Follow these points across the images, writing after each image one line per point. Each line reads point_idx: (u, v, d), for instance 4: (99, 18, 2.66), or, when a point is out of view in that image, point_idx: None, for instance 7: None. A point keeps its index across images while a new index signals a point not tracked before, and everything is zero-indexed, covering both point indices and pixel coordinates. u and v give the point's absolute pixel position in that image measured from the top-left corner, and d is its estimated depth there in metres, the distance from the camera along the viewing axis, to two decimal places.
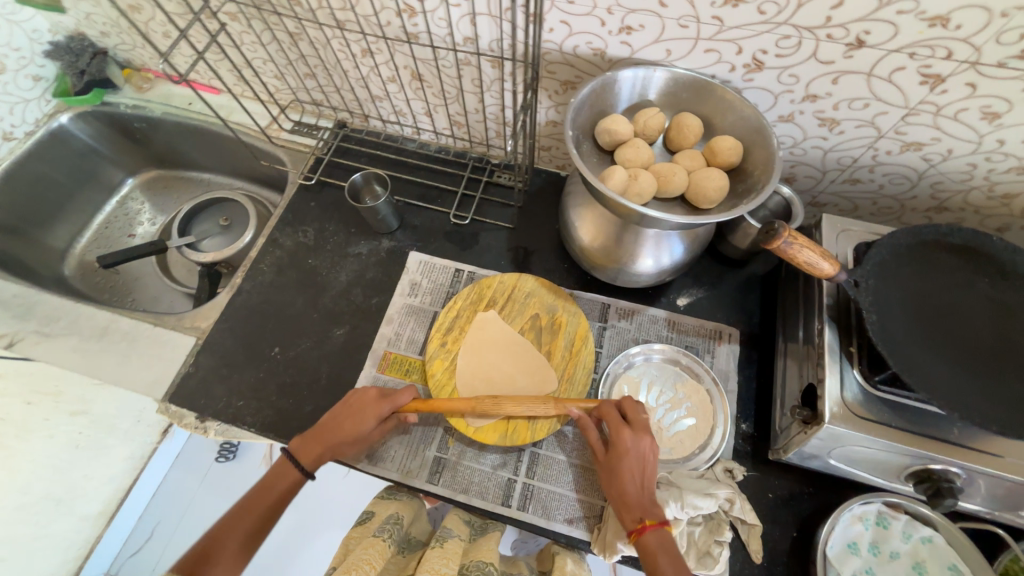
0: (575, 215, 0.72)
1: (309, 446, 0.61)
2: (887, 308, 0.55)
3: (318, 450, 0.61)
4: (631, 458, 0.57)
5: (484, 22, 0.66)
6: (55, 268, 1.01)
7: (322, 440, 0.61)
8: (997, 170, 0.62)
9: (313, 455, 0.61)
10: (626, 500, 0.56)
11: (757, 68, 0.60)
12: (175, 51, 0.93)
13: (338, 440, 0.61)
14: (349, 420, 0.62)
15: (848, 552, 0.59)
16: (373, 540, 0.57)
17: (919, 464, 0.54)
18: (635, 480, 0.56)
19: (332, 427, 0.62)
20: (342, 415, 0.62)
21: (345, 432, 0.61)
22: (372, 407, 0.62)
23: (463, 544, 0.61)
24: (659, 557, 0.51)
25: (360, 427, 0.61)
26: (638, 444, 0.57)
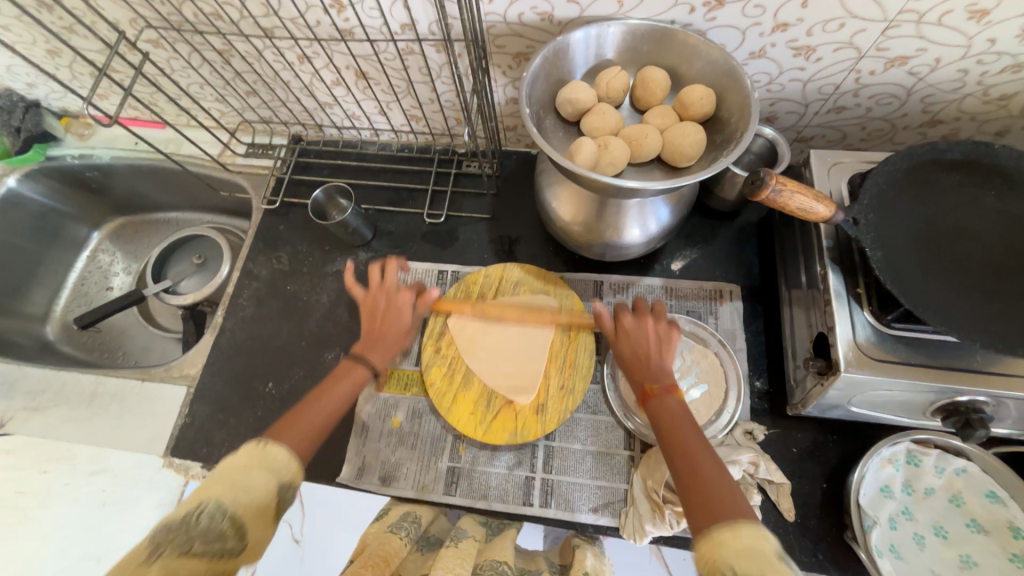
0: (550, 194, 0.68)
1: (368, 346, 0.58)
2: (891, 241, 0.52)
3: (382, 348, 0.58)
4: (642, 333, 0.56)
5: (418, 3, 0.61)
6: (38, 336, 0.96)
7: (382, 343, 0.59)
8: (991, 71, 0.57)
9: (377, 351, 0.58)
10: (641, 366, 0.53)
11: (718, 4, 0.54)
12: (107, 90, 0.87)
13: (388, 334, 0.59)
14: (382, 320, 0.60)
15: (881, 497, 0.57)
16: (388, 537, 0.56)
17: (945, 399, 0.52)
18: (648, 353, 0.54)
19: (375, 330, 0.60)
20: (374, 314, 0.61)
21: (387, 330, 0.60)
22: (400, 298, 0.61)
23: (479, 544, 0.58)
24: (667, 422, 0.48)
25: (399, 319, 0.61)
26: (651, 328, 0.56)
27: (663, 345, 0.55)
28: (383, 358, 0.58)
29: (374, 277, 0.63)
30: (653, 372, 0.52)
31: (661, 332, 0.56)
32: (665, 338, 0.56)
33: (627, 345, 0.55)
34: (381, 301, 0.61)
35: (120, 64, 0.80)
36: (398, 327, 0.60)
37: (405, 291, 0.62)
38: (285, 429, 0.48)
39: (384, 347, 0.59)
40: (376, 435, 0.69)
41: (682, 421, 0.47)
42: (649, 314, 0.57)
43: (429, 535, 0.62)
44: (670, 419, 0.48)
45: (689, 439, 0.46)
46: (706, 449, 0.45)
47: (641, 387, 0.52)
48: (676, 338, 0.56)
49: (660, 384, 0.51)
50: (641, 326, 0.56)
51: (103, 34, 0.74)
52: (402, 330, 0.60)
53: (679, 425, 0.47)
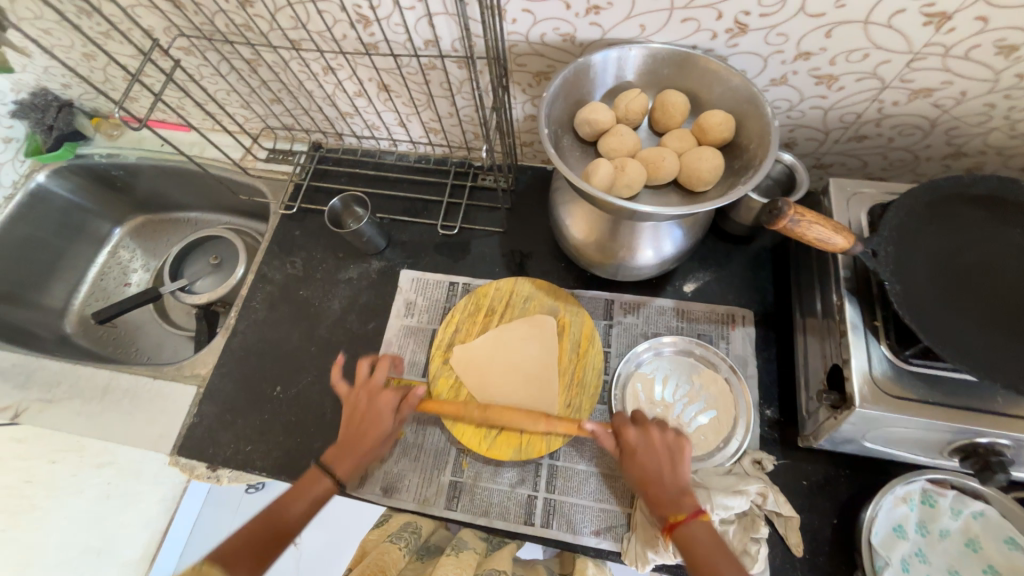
0: (564, 212, 0.68)
1: (337, 457, 0.58)
2: (910, 276, 0.51)
3: (349, 457, 0.59)
4: (656, 456, 0.55)
5: (443, 22, 0.62)
6: (56, 328, 0.98)
7: (348, 454, 0.59)
8: (1019, 107, 0.57)
9: (344, 462, 0.58)
10: (660, 499, 0.53)
11: (740, 31, 0.55)
12: (138, 93, 0.90)
13: (363, 441, 0.60)
14: (359, 423, 0.61)
15: (894, 537, 0.55)
16: (389, 547, 0.59)
17: (964, 439, 0.50)
18: (664, 475, 0.54)
19: (351, 435, 0.60)
20: (353, 418, 0.61)
21: (368, 433, 0.60)
22: (381, 401, 0.61)
23: (478, 556, 0.61)
24: (700, 552, 0.48)
25: (378, 422, 0.60)
26: (658, 439, 0.56)
27: (675, 458, 0.55)
28: (351, 467, 0.58)
29: (362, 372, 0.65)
30: (667, 497, 0.52)
31: (669, 439, 0.56)
32: (675, 449, 0.56)
33: (640, 470, 0.55)
34: (363, 399, 0.62)
35: (152, 69, 0.83)
36: (379, 431, 0.60)
37: (390, 393, 0.62)
38: (241, 539, 0.50)
39: (353, 452, 0.59)
40: None
41: (715, 552, 0.48)
42: (653, 425, 0.57)
43: (429, 545, 0.65)
44: (703, 551, 0.48)
45: (724, 567, 0.47)
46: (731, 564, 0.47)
47: (664, 514, 0.52)
48: (685, 444, 0.56)
49: (684, 509, 0.51)
50: (649, 451, 0.56)
51: (138, 40, 0.77)
52: (380, 435, 0.60)
53: (700, 537, 0.49)
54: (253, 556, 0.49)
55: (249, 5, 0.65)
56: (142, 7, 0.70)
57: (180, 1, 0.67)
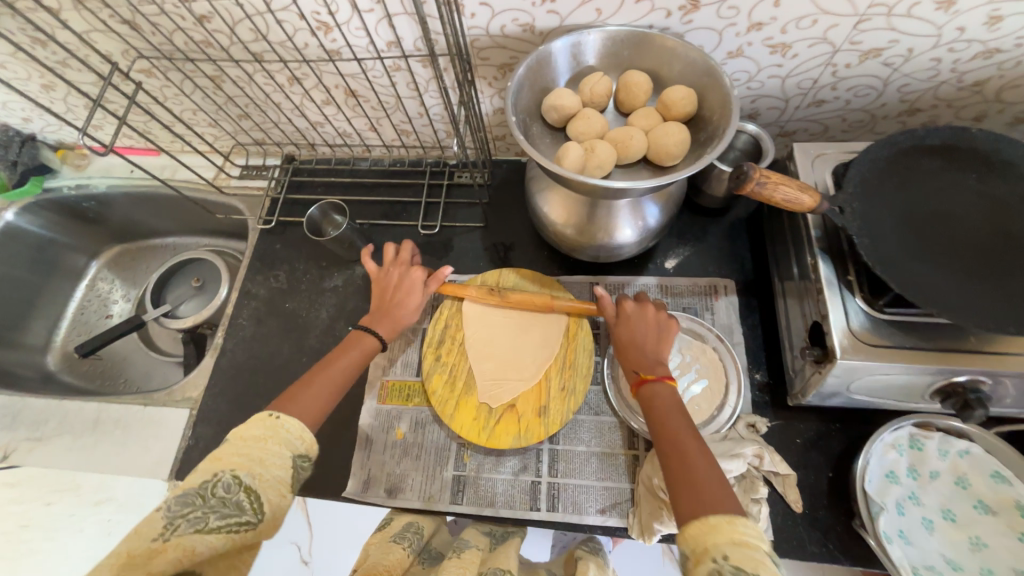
0: (541, 200, 0.69)
1: (377, 318, 0.61)
2: (877, 227, 0.53)
3: (390, 321, 0.62)
4: (645, 325, 0.58)
5: (403, 22, 0.62)
6: (38, 367, 0.96)
7: (389, 317, 0.62)
8: (963, 59, 0.59)
9: (386, 322, 0.61)
10: (637, 359, 0.55)
11: (693, 7, 0.56)
12: (102, 121, 0.89)
13: (400, 309, 0.62)
14: (393, 295, 0.63)
15: (888, 483, 0.57)
16: (393, 548, 0.57)
17: (942, 380, 0.52)
18: (647, 344, 0.57)
19: (384, 303, 0.63)
20: (386, 290, 0.64)
21: (400, 300, 0.63)
22: (411, 276, 0.64)
23: (483, 553, 0.59)
24: (659, 408, 0.51)
25: (409, 295, 0.63)
26: (652, 315, 0.59)
27: (661, 332, 0.58)
28: (390, 329, 0.61)
29: (388, 252, 0.67)
30: (648, 360, 0.55)
31: (661, 321, 0.59)
32: (664, 326, 0.59)
33: (630, 332, 0.57)
34: (389, 283, 0.64)
35: (114, 94, 0.82)
36: (408, 301, 0.63)
37: (418, 269, 0.64)
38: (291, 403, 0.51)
39: (395, 320, 0.62)
40: (380, 447, 0.69)
41: (673, 410, 0.50)
42: (650, 303, 0.60)
43: (431, 547, 0.64)
44: (665, 409, 0.51)
45: (648, 358, 0.55)
46: (693, 433, 0.48)
47: (637, 371, 0.54)
48: (674, 328, 0.59)
49: (656, 372, 0.54)
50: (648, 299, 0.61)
51: (97, 66, 0.76)
52: (411, 306, 0.63)
53: (668, 406, 0.51)
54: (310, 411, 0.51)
55: (207, 21, 0.65)
56: (97, 32, 0.69)
57: (136, 23, 0.67)
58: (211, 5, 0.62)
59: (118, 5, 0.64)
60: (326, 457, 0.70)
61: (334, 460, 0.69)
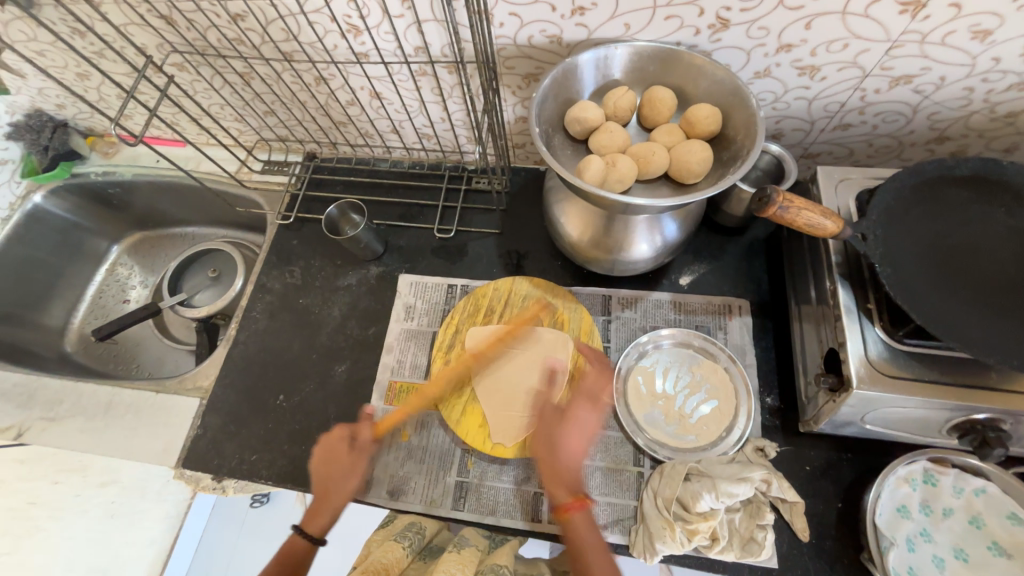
0: (558, 210, 0.69)
1: (314, 511, 0.58)
2: (900, 257, 0.52)
3: (310, 536, 0.56)
4: (580, 429, 0.61)
5: (432, 29, 0.63)
6: (56, 347, 0.98)
7: (321, 503, 0.58)
8: (997, 90, 0.58)
9: (319, 516, 0.57)
10: (557, 470, 0.58)
11: (722, 27, 0.56)
12: (132, 111, 0.91)
13: (332, 487, 0.59)
14: (328, 469, 0.60)
15: (899, 517, 0.56)
16: (391, 545, 0.57)
17: (961, 416, 0.51)
18: (564, 447, 0.60)
19: (321, 482, 0.60)
20: (323, 462, 0.61)
21: (334, 476, 0.60)
22: (335, 444, 0.62)
23: (480, 554, 0.59)
24: (579, 519, 0.56)
25: (340, 462, 0.60)
26: (580, 417, 0.61)
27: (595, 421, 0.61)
28: (326, 513, 0.58)
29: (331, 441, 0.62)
30: (568, 467, 0.59)
31: (585, 420, 0.61)
32: (586, 426, 0.61)
33: (552, 433, 0.61)
34: (328, 450, 0.61)
35: (146, 86, 0.84)
36: (342, 474, 0.60)
37: (341, 432, 0.62)
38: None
39: (330, 504, 0.58)
40: (385, 448, 0.69)
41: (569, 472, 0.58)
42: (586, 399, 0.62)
43: (432, 547, 0.62)
44: (580, 521, 0.56)
45: (563, 464, 0.59)
46: (587, 522, 0.56)
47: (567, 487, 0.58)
48: (608, 387, 0.62)
49: (575, 487, 0.58)
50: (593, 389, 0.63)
51: (132, 58, 0.78)
52: (341, 474, 0.60)
53: (588, 522, 0.56)
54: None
55: (241, 20, 0.66)
56: (135, 25, 0.71)
57: (172, 18, 0.68)
58: (245, 4, 0.63)
59: (157, 1, 0.66)
60: None
61: None
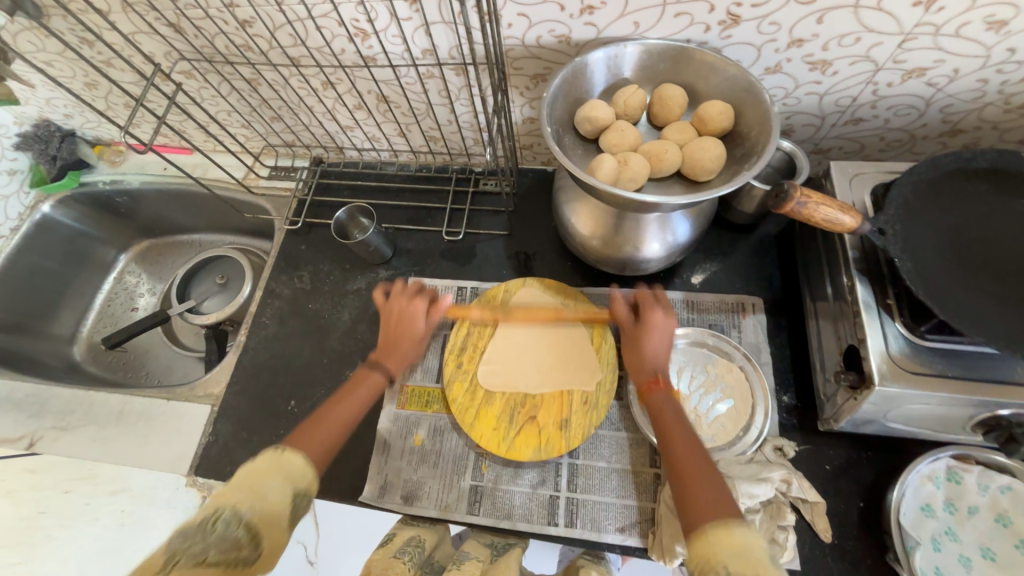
0: (569, 210, 0.68)
1: (385, 355, 0.65)
2: (920, 251, 0.51)
3: (397, 354, 0.65)
4: (661, 335, 0.60)
5: (440, 30, 0.63)
6: (65, 356, 0.98)
7: (397, 351, 0.65)
8: (1011, 81, 0.57)
9: (392, 359, 0.64)
10: (638, 363, 0.60)
11: (732, 23, 0.56)
12: (140, 120, 0.92)
13: (404, 341, 0.66)
14: (398, 327, 0.66)
15: (923, 516, 0.55)
16: (392, 562, 0.55)
17: (985, 412, 0.50)
18: (648, 346, 0.60)
19: (388, 339, 0.66)
20: (390, 324, 0.67)
21: (403, 337, 0.66)
22: (412, 307, 0.67)
23: (483, 564, 0.59)
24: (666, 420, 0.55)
25: (413, 325, 0.66)
26: (655, 318, 0.60)
27: (665, 331, 0.60)
28: (400, 362, 0.65)
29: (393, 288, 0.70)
30: (648, 368, 0.59)
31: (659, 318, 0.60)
32: (664, 325, 0.60)
33: (636, 344, 0.60)
34: (394, 314, 0.67)
35: (155, 94, 0.84)
36: (412, 334, 0.66)
37: (419, 299, 0.67)
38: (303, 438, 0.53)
39: (402, 354, 0.65)
40: (398, 453, 0.68)
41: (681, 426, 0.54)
42: (654, 303, 0.62)
43: (434, 560, 0.61)
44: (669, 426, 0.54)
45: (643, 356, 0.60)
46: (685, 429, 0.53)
47: (642, 382, 0.59)
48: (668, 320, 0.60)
49: (660, 380, 0.58)
50: (653, 301, 0.61)
51: (140, 66, 0.78)
52: (415, 334, 0.66)
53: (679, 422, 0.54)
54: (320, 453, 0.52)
55: (248, 26, 0.67)
56: (142, 34, 0.71)
57: (180, 26, 0.69)
58: (254, 10, 0.63)
59: (165, 9, 0.66)
60: (344, 460, 0.69)
61: (351, 462, 0.69)
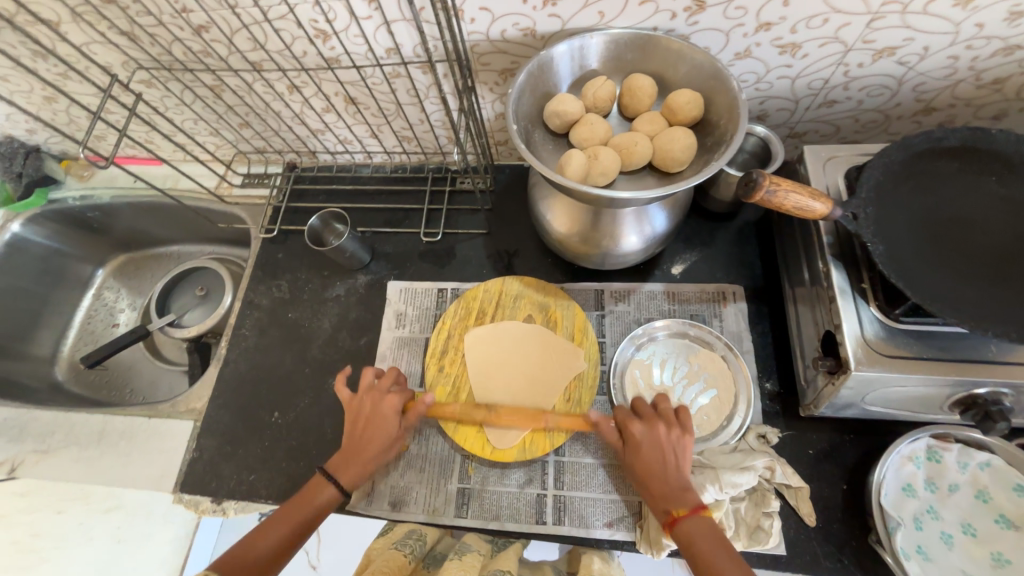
0: (544, 207, 0.67)
1: (342, 463, 0.59)
2: (893, 235, 0.51)
3: (359, 462, 0.59)
4: (674, 457, 0.54)
5: (402, 28, 0.61)
6: (46, 377, 0.97)
7: (353, 464, 0.59)
8: (981, 56, 0.57)
9: (347, 470, 0.58)
10: (662, 495, 0.52)
11: (699, 8, 0.54)
12: (104, 132, 0.89)
13: (368, 448, 0.60)
14: (369, 426, 0.60)
15: (904, 496, 0.56)
16: (394, 556, 0.60)
17: (962, 391, 0.51)
18: (669, 473, 0.53)
19: (356, 443, 0.60)
20: (363, 418, 0.61)
21: (370, 442, 0.60)
22: (386, 403, 0.61)
23: (484, 558, 0.62)
24: (699, 549, 0.48)
25: (385, 426, 0.60)
26: (665, 436, 0.55)
27: (677, 458, 0.54)
28: (360, 471, 0.59)
29: (366, 378, 0.64)
30: (673, 494, 0.52)
31: (674, 439, 0.55)
32: (677, 444, 0.55)
33: (646, 464, 0.54)
34: (368, 405, 0.62)
35: (115, 105, 0.82)
36: (384, 434, 0.60)
37: (393, 395, 0.62)
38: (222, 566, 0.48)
39: (363, 462, 0.59)
40: None
41: (714, 550, 0.47)
42: (659, 420, 0.56)
43: (434, 553, 0.66)
44: (693, 541, 0.49)
45: (671, 488, 0.52)
46: (723, 552, 0.47)
47: (668, 513, 0.51)
48: (688, 443, 0.55)
49: (687, 507, 0.51)
50: (649, 423, 0.56)
51: (96, 78, 0.76)
52: (384, 441, 0.60)
53: (699, 535, 0.49)
54: (264, 558, 0.50)
55: (205, 31, 0.65)
56: (96, 44, 0.69)
57: (135, 34, 0.66)
58: (207, 15, 0.62)
59: (116, 18, 0.64)
60: None
61: None
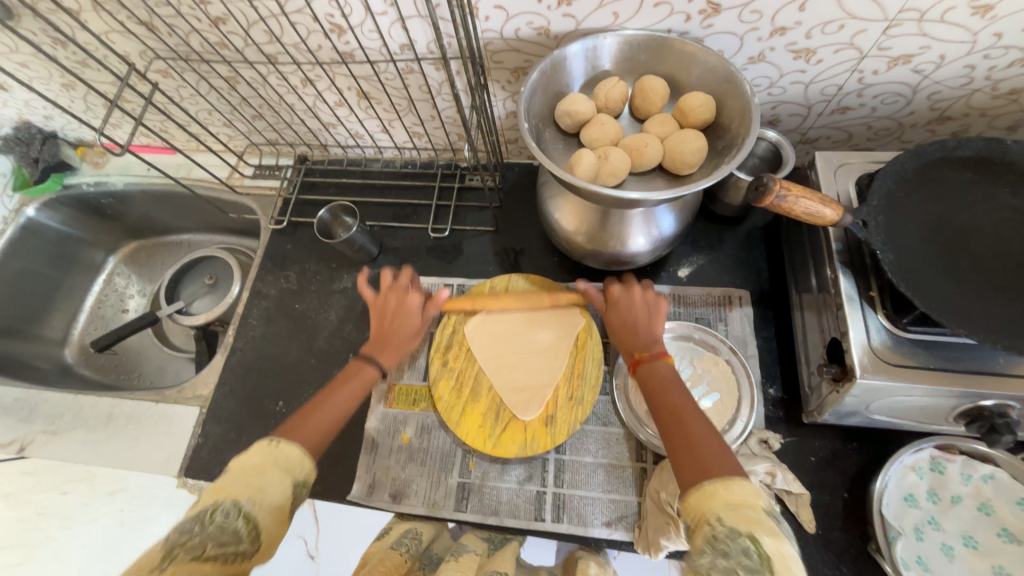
0: (552, 205, 0.67)
1: (378, 347, 0.63)
2: (903, 243, 0.51)
3: (391, 348, 0.63)
4: (640, 306, 0.60)
5: (416, 24, 0.61)
6: (57, 360, 0.98)
7: (388, 343, 0.63)
8: (999, 66, 0.56)
9: (387, 351, 0.63)
10: (629, 338, 0.59)
11: (713, 12, 0.54)
12: (120, 120, 0.91)
13: (400, 334, 0.64)
14: (395, 318, 0.65)
15: (905, 506, 0.55)
16: (388, 555, 0.56)
17: (968, 402, 0.50)
18: (641, 325, 0.59)
19: (383, 328, 0.64)
20: (387, 312, 0.65)
21: (398, 326, 0.64)
22: (409, 299, 0.66)
23: (480, 558, 0.58)
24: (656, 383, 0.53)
25: (409, 313, 0.65)
26: (638, 294, 0.61)
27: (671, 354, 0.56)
28: (393, 357, 0.63)
29: (386, 279, 0.68)
30: (642, 341, 0.58)
31: (649, 299, 0.61)
32: (653, 306, 0.60)
33: (620, 317, 0.60)
34: (393, 300, 0.66)
35: (132, 94, 0.83)
36: (409, 327, 0.65)
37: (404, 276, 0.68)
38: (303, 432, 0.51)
39: (394, 347, 0.63)
40: (386, 451, 0.68)
41: (683, 401, 0.51)
42: (636, 284, 0.62)
43: (431, 553, 0.62)
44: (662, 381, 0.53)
45: (640, 337, 0.58)
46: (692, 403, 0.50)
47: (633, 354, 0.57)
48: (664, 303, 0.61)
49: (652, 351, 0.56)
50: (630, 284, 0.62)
51: (115, 67, 0.77)
52: (411, 328, 0.65)
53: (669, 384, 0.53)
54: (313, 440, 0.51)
55: (222, 23, 0.65)
56: (115, 33, 0.70)
57: (153, 24, 0.67)
58: (226, 6, 0.62)
59: (136, 7, 0.65)
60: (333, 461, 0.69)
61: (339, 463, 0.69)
